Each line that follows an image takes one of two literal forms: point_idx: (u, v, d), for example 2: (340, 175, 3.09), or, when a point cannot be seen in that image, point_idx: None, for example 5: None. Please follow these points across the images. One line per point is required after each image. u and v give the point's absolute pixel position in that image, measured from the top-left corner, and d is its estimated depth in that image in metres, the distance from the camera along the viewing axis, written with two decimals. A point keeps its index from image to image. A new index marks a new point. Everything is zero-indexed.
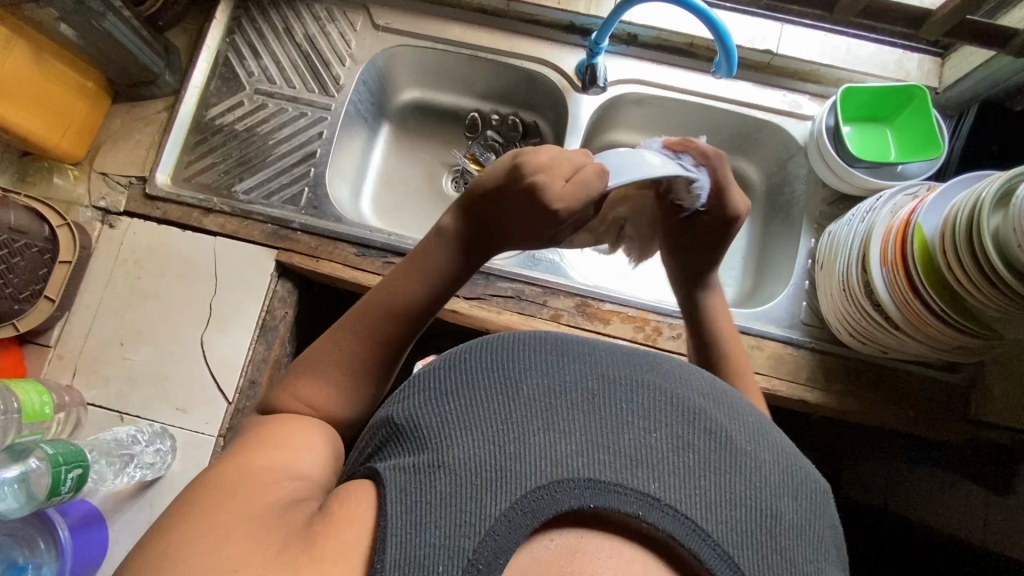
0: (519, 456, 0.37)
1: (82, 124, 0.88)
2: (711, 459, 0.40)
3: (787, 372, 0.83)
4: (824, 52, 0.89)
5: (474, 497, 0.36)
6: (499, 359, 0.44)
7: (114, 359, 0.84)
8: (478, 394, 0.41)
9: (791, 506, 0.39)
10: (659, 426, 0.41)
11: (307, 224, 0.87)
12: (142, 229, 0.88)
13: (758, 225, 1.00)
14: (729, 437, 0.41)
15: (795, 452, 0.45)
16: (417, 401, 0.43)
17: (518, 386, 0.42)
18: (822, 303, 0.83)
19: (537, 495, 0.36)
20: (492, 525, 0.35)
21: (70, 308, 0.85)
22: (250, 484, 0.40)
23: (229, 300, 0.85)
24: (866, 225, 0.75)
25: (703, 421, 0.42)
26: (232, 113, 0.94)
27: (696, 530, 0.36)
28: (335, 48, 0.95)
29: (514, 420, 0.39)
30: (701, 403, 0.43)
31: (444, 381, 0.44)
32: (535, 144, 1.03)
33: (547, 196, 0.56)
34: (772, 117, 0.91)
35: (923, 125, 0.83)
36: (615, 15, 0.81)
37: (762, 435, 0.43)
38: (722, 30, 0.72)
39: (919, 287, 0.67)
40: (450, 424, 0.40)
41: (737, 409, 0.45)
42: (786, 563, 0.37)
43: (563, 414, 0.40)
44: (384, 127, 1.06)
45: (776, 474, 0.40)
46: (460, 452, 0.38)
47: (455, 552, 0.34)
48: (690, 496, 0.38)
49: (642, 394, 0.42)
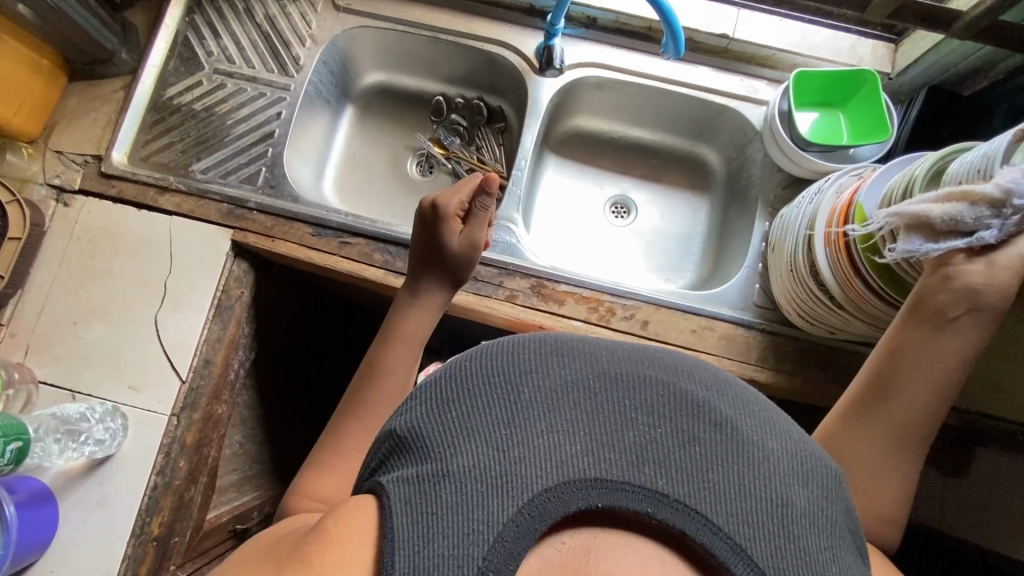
0: (523, 459, 0.38)
1: (36, 100, 0.87)
2: (717, 452, 0.39)
3: (737, 353, 0.84)
4: (779, 37, 0.90)
5: (481, 505, 0.36)
6: (496, 361, 0.44)
7: (67, 337, 0.83)
8: (477, 399, 0.41)
9: (801, 494, 0.39)
10: (661, 422, 0.41)
11: (264, 204, 0.87)
12: (97, 208, 0.87)
13: (718, 211, 1.01)
14: (735, 427, 0.41)
15: (802, 434, 0.44)
16: (416, 410, 0.43)
17: (519, 388, 0.41)
18: (773, 284, 0.85)
19: (544, 498, 0.37)
20: (502, 532, 0.36)
21: (22, 285, 0.84)
22: (257, 556, 0.45)
23: (184, 280, 0.85)
24: (813, 207, 0.76)
25: (708, 415, 0.41)
26: (191, 93, 0.93)
27: (707, 524, 0.37)
28: (296, 29, 0.95)
29: (517, 423, 0.39)
30: (706, 394, 0.43)
31: (441, 388, 0.43)
32: (498, 128, 1.03)
33: (433, 213, 0.76)
34: (728, 101, 0.92)
35: (874, 108, 0.84)
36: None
37: (769, 422, 0.43)
38: (668, 11, 0.72)
39: (861, 269, 0.67)
40: (451, 430, 0.40)
41: (742, 397, 0.44)
42: (800, 552, 0.37)
43: (565, 415, 0.40)
44: (348, 109, 1.06)
45: (785, 462, 0.40)
46: (462, 459, 0.38)
47: (466, 560, 0.35)
48: (699, 491, 0.38)
49: (643, 392, 0.42)
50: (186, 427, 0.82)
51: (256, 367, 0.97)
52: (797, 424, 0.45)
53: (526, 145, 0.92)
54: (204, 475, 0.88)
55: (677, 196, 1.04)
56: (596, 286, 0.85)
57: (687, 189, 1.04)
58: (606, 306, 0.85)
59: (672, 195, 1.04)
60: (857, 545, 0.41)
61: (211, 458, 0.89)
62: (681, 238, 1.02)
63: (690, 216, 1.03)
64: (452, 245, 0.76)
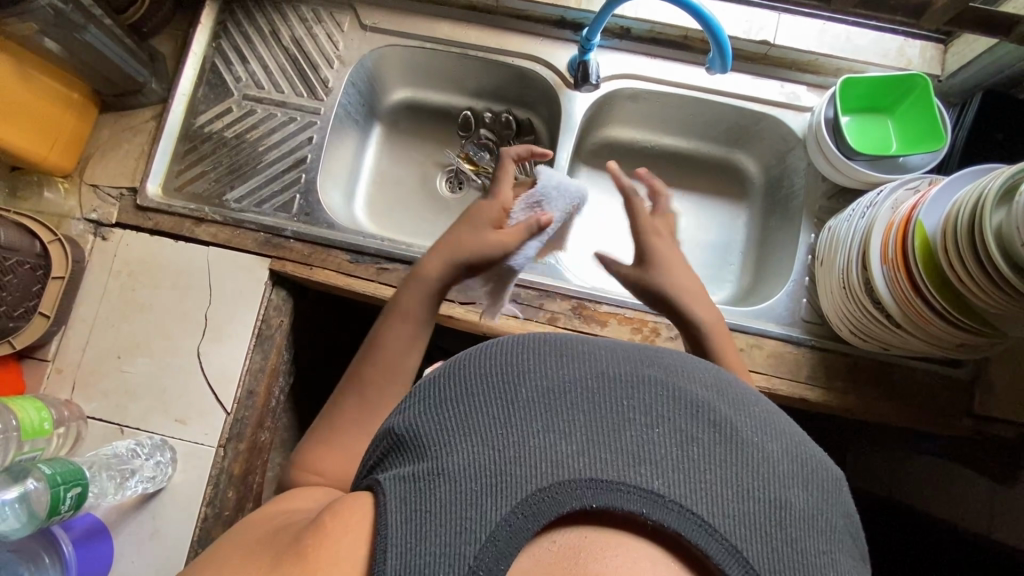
0: (518, 459, 0.37)
1: (70, 135, 0.87)
2: (716, 452, 0.39)
3: (786, 370, 0.82)
4: (823, 42, 0.86)
5: (475, 504, 0.36)
6: (497, 363, 0.43)
7: (112, 372, 0.84)
8: (476, 399, 0.41)
9: (801, 496, 0.38)
10: (661, 422, 0.40)
11: (300, 231, 0.87)
12: (134, 241, 0.87)
13: (758, 220, 0.99)
14: (734, 427, 0.40)
15: (805, 438, 0.44)
16: (417, 409, 0.43)
17: (517, 388, 0.41)
18: (822, 301, 0.82)
19: (538, 498, 0.36)
20: (493, 531, 0.35)
21: (65, 322, 0.84)
22: (258, 528, 0.46)
23: (224, 310, 0.85)
24: (867, 221, 0.74)
25: (708, 415, 0.41)
26: (222, 119, 0.92)
27: (701, 525, 0.36)
28: (323, 50, 0.94)
29: (514, 423, 0.39)
30: (707, 395, 0.42)
31: (443, 389, 0.43)
32: (529, 142, 1.02)
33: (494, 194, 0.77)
34: (770, 110, 0.89)
35: (925, 115, 0.81)
36: (607, 9, 0.78)
37: (770, 424, 0.42)
38: (715, 24, 0.69)
39: (922, 287, 0.66)
40: (449, 431, 0.40)
41: (744, 399, 0.44)
42: (797, 556, 0.36)
43: (563, 414, 0.40)
44: (375, 127, 1.05)
45: (785, 464, 0.39)
46: (459, 458, 0.38)
47: (456, 559, 0.35)
48: (696, 491, 0.37)
49: (643, 390, 0.41)
50: (233, 458, 0.83)
51: (296, 391, 0.97)
52: (800, 426, 0.45)
53: (562, 162, 0.90)
54: (250, 502, 0.88)
55: (713, 205, 1.02)
56: (639, 307, 0.84)
57: (723, 197, 1.02)
58: (649, 327, 0.84)
59: (709, 204, 1.02)
60: (857, 551, 0.40)
61: (256, 484, 0.90)
62: (719, 247, 1.00)
63: (728, 225, 1.01)
64: (475, 216, 0.74)
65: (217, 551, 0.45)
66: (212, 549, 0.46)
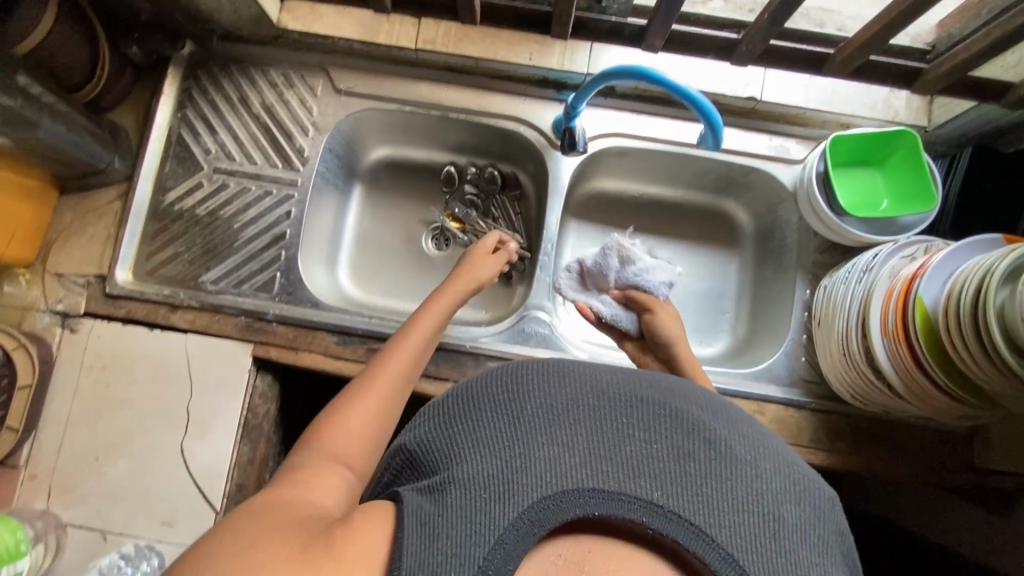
0: (525, 469, 0.40)
1: (30, 225, 0.82)
2: (709, 468, 0.42)
3: (789, 435, 0.81)
4: (810, 96, 0.85)
5: (484, 509, 0.38)
6: (507, 386, 0.47)
7: (91, 475, 0.79)
8: (483, 414, 0.45)
9: (792, 511, 0.41)
10: (659, 438, 0.43)
11: (283, 314, 0.83)
12: (107, 332, 0.82)
13: (751, 268, 0.98)
14: (727, 447, 0.44)
15: (796, 459, 0.47)
16: (431, 427, 0.47)
17: (523, 406, 0.44)
18: (821, 362, 0.81)
19: (545, 503, 0.39)
20: (503, 534, 0.37)
21: (37, 425, 0.80)
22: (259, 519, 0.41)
23: (207, 402, 0.81)
24: (865, 287, 0.74)
25: (701, 433, 0.44)
26: (192, 196, 0.87)
27: (699, 533, 0.39)
28: (297, 118, 0.89)
29: (521, 437, 0.42)
30: (698, 416, 0.46)
31: (455, 408, 0.47)
32: (514, 197, 1.00)
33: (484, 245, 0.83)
34: (758, 164, 0.88)
35: (916, 173, 0.80)
36: (593, 83, 0.73)
37: (759, 445, 0.45)
38: (708, 110, 0.65)
39: (923, 362, 0.66)
40: (463, 445, 0.43)
41: (733, 420, 0.48)
42: (788, 564, 0.39)
43: (567, 430, 0.43)
44: (356, 188, 1.01)
45: (774, 481, 0.42)
46: (472, 467, 0.41)
47: (469, 559, 0.37)
48: (692, 502, 0.40)
49: (642, 410, 0.45)
50: None
51: None
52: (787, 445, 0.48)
53: (551, 227, 0.88)
54: None
55: (705, 253, 1.00)
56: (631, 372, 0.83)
57: (715, 245, 1.00)
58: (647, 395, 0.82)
59: (700, 252, 1.00)
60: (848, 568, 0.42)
61: None
62: (712, 295, 0.98)
63: (721, 272, 0.99)
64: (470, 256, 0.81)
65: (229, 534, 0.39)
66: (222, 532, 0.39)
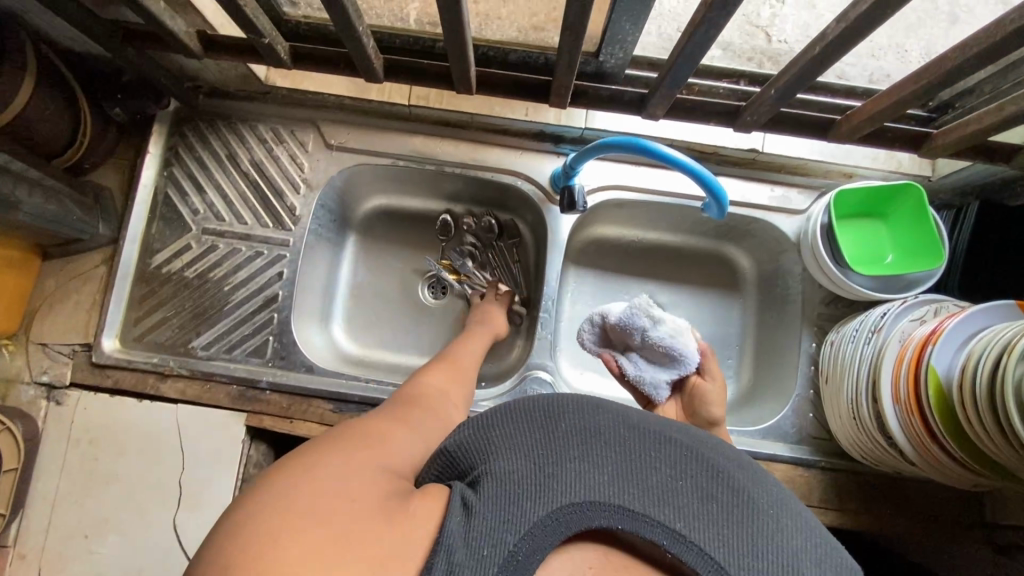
0: (557, 475, 0.40)
1: (11, 295, 0.79)
2: (733, 512, 0.42)
3: (800, 496, 0.79)
4: (812, 148, 0.84)
5: (517, 504, 0.39)
6: (546, 400, 0.47)
7: (79, 554, 0.76)
8: (522, 421, 0.45)
9: (813, 570, 0.41)
10: (685, 475, 0.43)
11: (276, 382, 0.81)
12: (93, 404, 0.79)
13: (754, 315, 0.96)
14: (752, 497, 0.43)
15: (820, 524, 0.46)
16: (468, 428, 0.47)
17: (559, 421, 0.45)
18: (830, 421, 0.80)
19: (573, 508, 0.39)
20: (532, 527, 0.38)
21: (23, 504, 0.77)
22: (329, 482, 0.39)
23: (199, 476, 0.78)
24: (874, 351, 0.72)
25: (728, 479, 0.44)
26: (180, 258, 0.85)
27: (717, 567, 0.39)
28: (287, 174, 0.87)
29: (555, 447, 0.42)
30: (727, 464, 0.46)
31: (494, 412, 0.47)
32: (512, 246, 0.98)
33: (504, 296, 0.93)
34: (757, 215, 0.86)
35: (921, 229, 0.78)
36: (590, 150, 0.72)
37: (787, 504, 0.45)
38: (714, 185, 0.64)
39: (937, 434, 0.64)
40: (498, 444, 0.43)
41: (760, 476, 0.47)
42: None
43: (600, 450, 0.43)
44: (350, 239, 0.99)
45: (799, 539, 0.42)
46: (507, 465, 0.41)
47: (498, 543, 0.37)
48: (713, 538, 0.40)
49: (670, 447, 0.45)
50: None
51: None
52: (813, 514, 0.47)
53: (549, 283, 0.86)
54: None
55: (709, 299, 0.98)
56: None
57: (717, 292, 0.98)
58: None
59: (703, 298, 0.98)
60: None
61: None
62: (715, 343, 0.96)
63: (725, 319, 0.97)
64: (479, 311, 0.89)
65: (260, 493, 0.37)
66: (245, 497, 0.38)
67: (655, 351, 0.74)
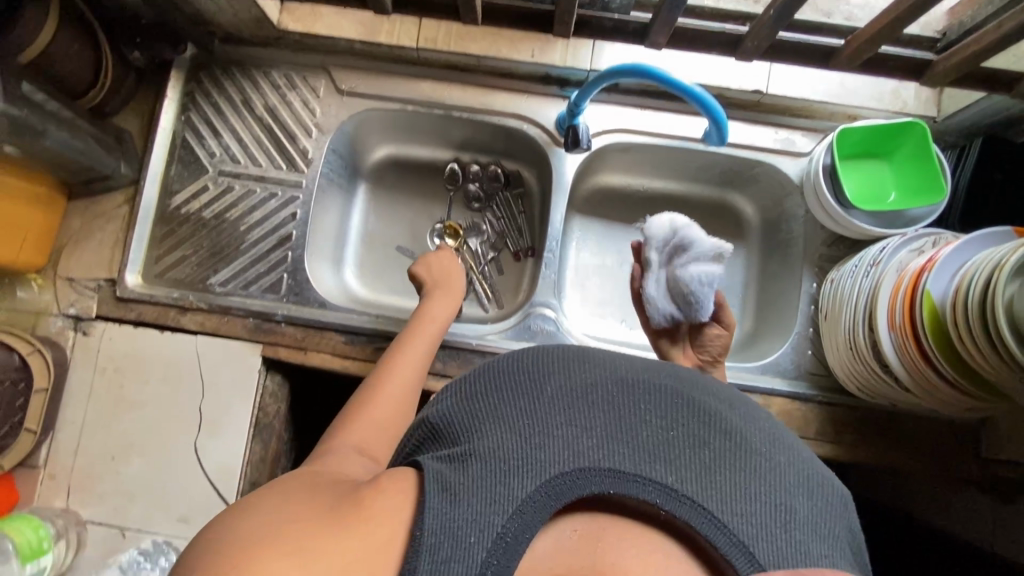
0: (544, 446, 0.41)
1: (41, 230, 0.83)
2: (726, 456, 0.42)
3: (796, 427, 0.82)
4: (817, 88, 0.84)
5: (503, 481, 0.39)
6: (529, 369, 0.48)
7: (107, 474, 0.81)
8: (507, 394, 0.46)
9: (804, 503, 0.41)
10: (675, 425, 0.44)
11: (291, 315, 0.84)
12: (118, 334, 0.83)
13: (757, 261, 0.97)
14: (744, 437, 0.44)
15: (808, 454, 0.47)
16: (455, 405, 0.47)
17: (543, 388, 0.45)
18: (827, 355, 0.82)
19: (562, 479, 0.39)
20: (520, 505, 0.38)
21: (54, 427, 0.82)
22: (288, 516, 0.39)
23: (218, 404, 0.82)
24: (873, 281, 0.73)
25: (718, 424, 0.45)
26: (198, 199, 0.88)
27: (714, 520, 0.38)
28: (300, 119, 0.89)
29: (540, 416, 0.43)
30: (716, 407, 0.47)
31: (479, 389, 0.47)
32: (519, 195, 1.00)
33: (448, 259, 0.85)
34: (762, 157, 0.87)
35: (925, 166, 0.79)
36: (594, 81, 0.73)
37: (777, 440, 0.46)
38: (712, 107, 0.65)
39: (930, 355, 0.66)
40: (483, 420, 0.44)
41: (750, 416, 0.48)
42: (800, 556, 0.38)
43: (586, 412, 0.43)
44: (360, 187, 1.01)
45: (790, 474, 0.42)
46: (491, 442, 0.41)
47: (485, 527, 0.37)
48: (706, 488, 0.40)
49: (658, 397, 0.46)
50: None
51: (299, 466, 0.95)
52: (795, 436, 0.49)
53: (555, 225, 0.88)
54: None
55: None
56: None
57: (722, 239, 0.99)
58: None
59: None
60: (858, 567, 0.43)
61: None
62: (718, 290, 0.98)
63: (728, 265, 0.98)
64: (435, 263, 0.83)
65: (217, 526, 0.40)
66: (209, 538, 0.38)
67: (676, 286, 0.74)
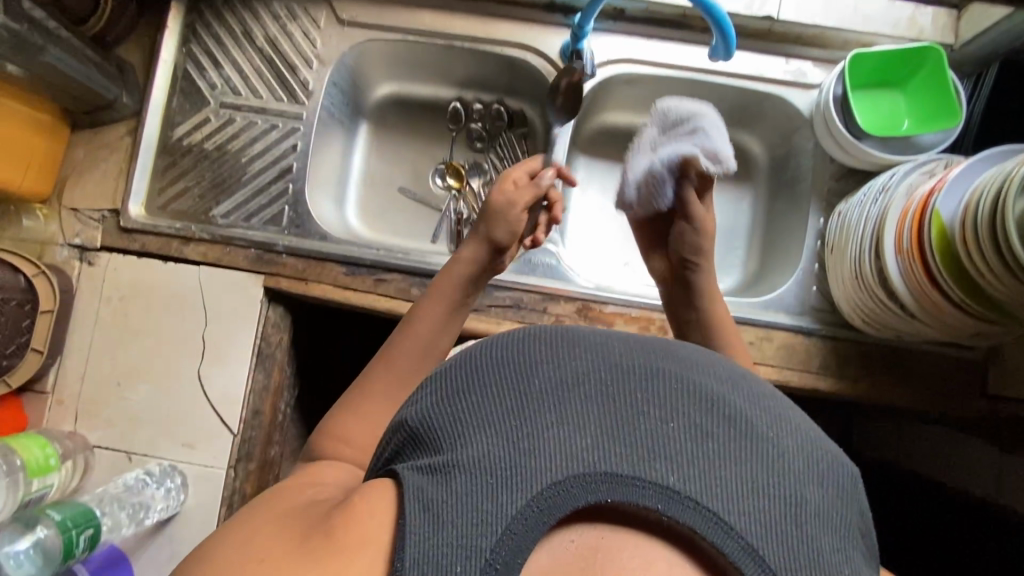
0: (533, 451, 0.35)
1: (44, 158, 0.83)
2: (731, 447, 0.36)
3: (798, 361, 0.81)
4: (829, 14, 0.82)
5: (489, 499, 0.34)
6: (511, 355, 0.40)
7: (114, 400, 0.82)
8: (486, 390, 0.39)
9: (818, 493, 0.36)
10: (676, 415, 0.37)
11: (292, 246, 0.84)
12: (122, 263, 0.84)
13: (764, 201, 0.96)
14: (748, 421, 0.38)
15: (818, 433, 0.41)
16: (429, 398, 0.40)
17: (529, 380, 0.38)
18: (833, 290, 0.80)
19: (554, 491, 0.34)
20: (510, 524, 0.33)
21: (61, 353, 0.83)
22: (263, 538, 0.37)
23: (220, 332, 0.82)
24: (880, 207, 0.72)
25: (721, 408, 0.38)
26: (200, 131, 0.88)
27: (719, 522, 0.34)
28: (300, 50, 0.88)
29: (525, 414, 0.37)
30: (719, 387, 0.39)
31: (455, 378, 0.40)
32: (522, 134, 0.98)
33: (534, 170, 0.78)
34: (771, 89, 0.85)
35: (938, 90, 0.77)
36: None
37: (783, 418, 0.39)
38: (720, 16, 0.64)
39: (937, 276, 0.64)
40: (462, 422, 0.37)
41: (757, 392, 0.41)
42: (813, 554, 0.34)
43: (576, 405, 0.37)
44: (362, 127, 1.00)
45: (799, 458, 0.37)
46: (473, 450, 0.35)
47: (472, 552, 0.32)
48: (712, 486, 0.35)
49: (657, 384, 0.38)
50: (245, 477, 0.83)
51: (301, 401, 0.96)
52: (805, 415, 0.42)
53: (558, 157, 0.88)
54: None
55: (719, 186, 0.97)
56: (645, 304, 0.83)
57: (728, 179, 0.97)
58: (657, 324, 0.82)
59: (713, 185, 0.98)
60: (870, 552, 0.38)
61: None
62: (723, 231, 0.96)
63: (734, 206, 0.97)
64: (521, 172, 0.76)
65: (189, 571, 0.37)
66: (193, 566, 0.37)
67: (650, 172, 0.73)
